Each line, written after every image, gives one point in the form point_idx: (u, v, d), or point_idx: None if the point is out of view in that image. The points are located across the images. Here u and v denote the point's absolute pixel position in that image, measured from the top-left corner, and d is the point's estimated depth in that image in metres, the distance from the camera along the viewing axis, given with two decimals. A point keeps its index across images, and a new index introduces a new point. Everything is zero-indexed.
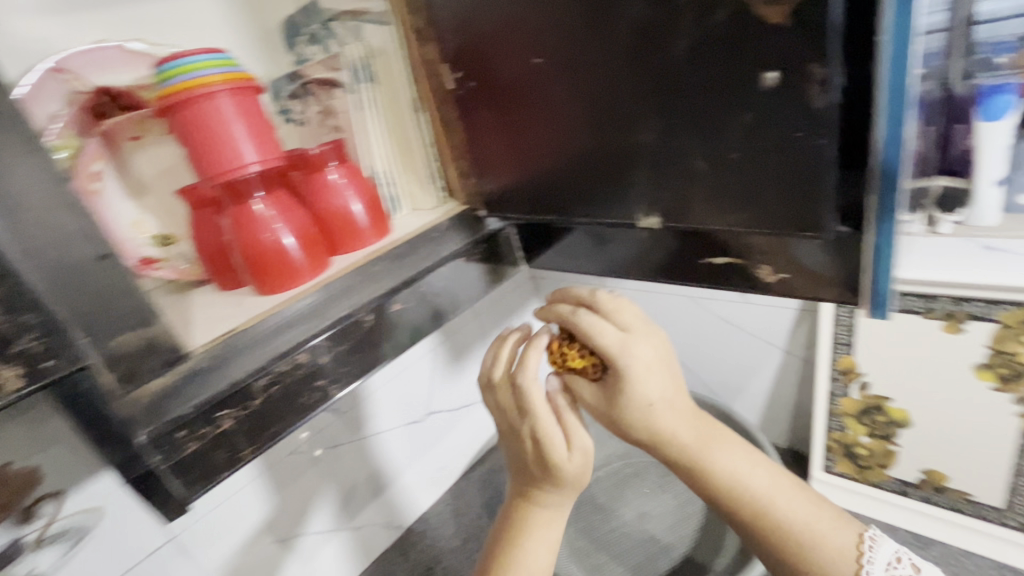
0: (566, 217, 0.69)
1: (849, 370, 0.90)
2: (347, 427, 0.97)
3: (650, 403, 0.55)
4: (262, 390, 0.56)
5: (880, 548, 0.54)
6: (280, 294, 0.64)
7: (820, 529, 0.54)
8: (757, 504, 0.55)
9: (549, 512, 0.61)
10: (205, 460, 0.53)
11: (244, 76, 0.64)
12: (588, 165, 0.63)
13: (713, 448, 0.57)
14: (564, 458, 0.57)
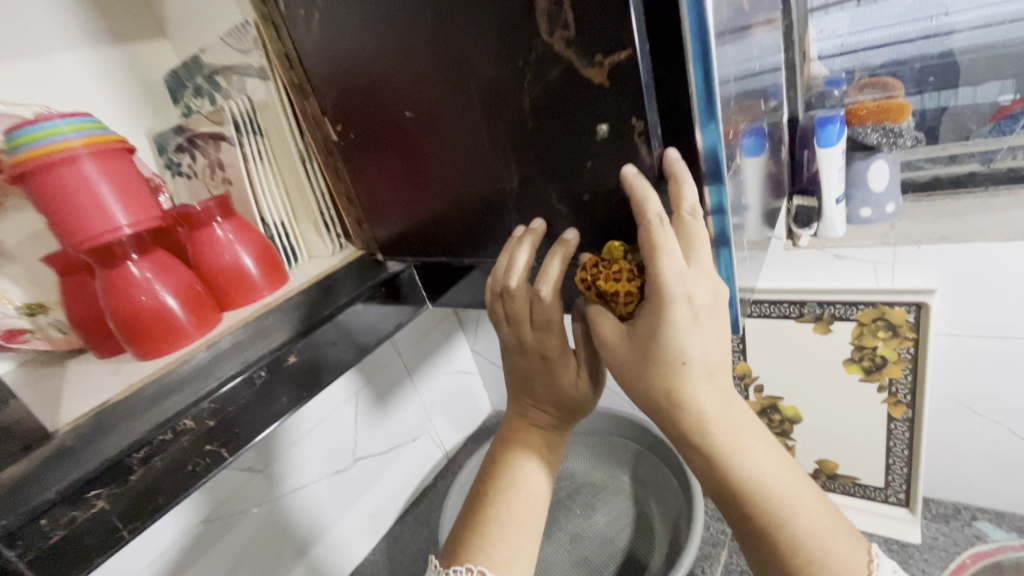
0: (456, 257, 0.68)
1: (745, 376, 1.00)
2: (263, 488, 0.98)
3: (686, 362, 0.48)
4: (142, 462, 0.51)
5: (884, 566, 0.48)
6: (160, 359, 0.59)
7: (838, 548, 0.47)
8: (777, 514, 0.47)
9: (544, 447, 0.62)
10: (74, 549, 0.46)
11: (113, 137, 0.59)
12: (469, 214, 0.62)
13: (741, 439, 0.49)
14: (573, 392, 0.60)
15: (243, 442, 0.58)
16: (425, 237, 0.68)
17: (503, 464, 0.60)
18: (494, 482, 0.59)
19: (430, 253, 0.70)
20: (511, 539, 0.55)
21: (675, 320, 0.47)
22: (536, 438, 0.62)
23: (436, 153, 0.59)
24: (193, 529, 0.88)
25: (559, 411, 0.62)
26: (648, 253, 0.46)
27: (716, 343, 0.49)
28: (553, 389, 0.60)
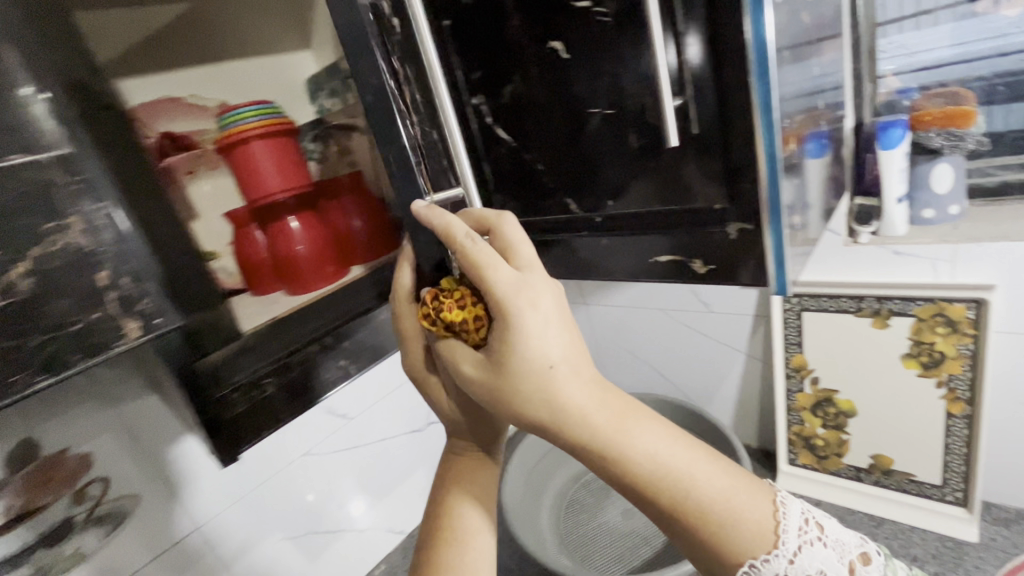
0: (540, 233, 0.81)
1: (801, 368, 1.05)
2: (351, 434, 1.17)
3: (551, 364, 0.50)
4: (297, 364, 0.69)
5: (791, 514, 0.48)
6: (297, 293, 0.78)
7: (743, 506, 0.48)
8: (679, 492, 0.48)
9: (482, 478, 0.63)
10: (250, 418, 0.65)
11: (281, 119, 0.74)
12: (549, 181, 0.77)
13: (628, 426, 0.50)
14: (470, 408, 0.64)
15: (360, 364, 0.76)
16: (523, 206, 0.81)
17: (450, 496, 0.62)
18: (447, 512, 0.60)
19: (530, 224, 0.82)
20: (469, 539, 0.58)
21: (522, 328, 0.50)
22: (470, 467, 0.64)
23: (527, 130, 0.75)
24: (297, 460, 1.08)
25: (482, 430, 0.65)
26: (476, 279, 0.51)
27: (571, 343, 0.52)
28: (459, 405, 0.63)
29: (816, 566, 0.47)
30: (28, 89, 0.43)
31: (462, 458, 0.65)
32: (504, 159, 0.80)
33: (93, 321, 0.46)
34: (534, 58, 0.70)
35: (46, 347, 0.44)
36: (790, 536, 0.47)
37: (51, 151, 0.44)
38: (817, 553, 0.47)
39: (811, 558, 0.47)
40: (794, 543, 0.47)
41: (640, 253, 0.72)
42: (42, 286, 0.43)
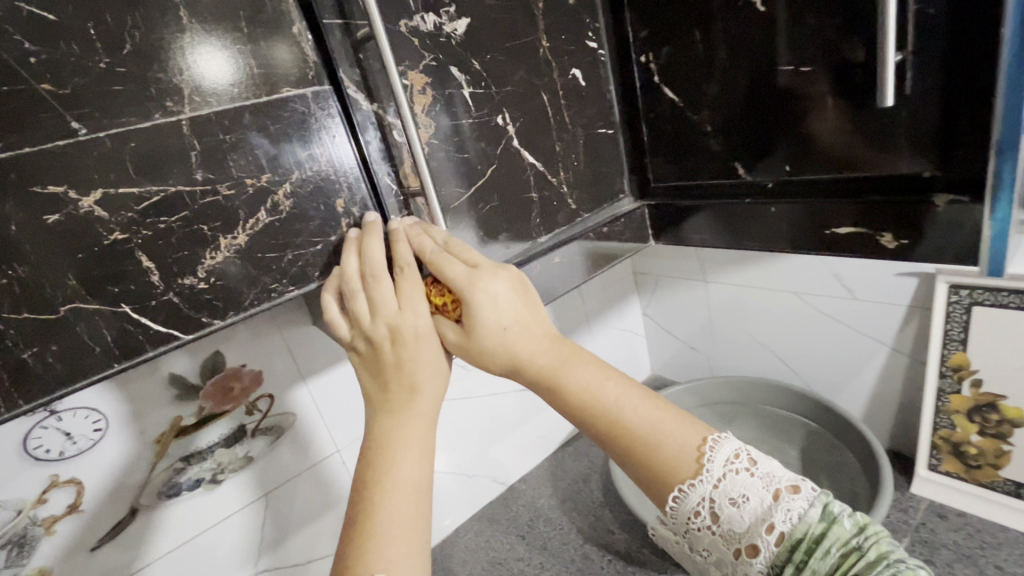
0: (701, 197, 0.81)
1: (961, 367, 0.95)
2: (471, 384, 1.24)
3: (503, 326, 0.53)
4: None
5: (721, 447, 0.48)
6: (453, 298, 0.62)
7: (669, 433, 0.50)
8: (611, 426, 0.50)
9: (415, 442, 0.48)
10: None
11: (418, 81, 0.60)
12: (715, 145, 0.75)
13: (567, 370, 0.52)
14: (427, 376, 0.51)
15: None
16: (682, 171, 0.81)
17: (373, 463, 0.47)
18: (370, 481, 0.46)
19: (693, 187, 0.81)
20: (396, 509, 0.44)
21: (479, 292, 0.51)
22: (400, 423, 0.49)
23: (697, 90, 0.74)
24: None
25: (432, 391, 0.51)
26: (432, 258, 0.53)
27: (525, 305, 0.55)
28: (415, 370, 0.51)
29: (736, 489, 0.46)
30: (297, 26, 0.46)
31: (391, 416, 0.50)
32: (667, 118, 0.79)
33: (330, 243, 0.50)
34: (717, 11, 0.67)
35: (296, 264, 0.48)
36: (712, 464, 0.47)
37: (313, 85, 0.47)
38: (738, 478, 0.47)
39: (734, 482, 0.46)
40: (718, 472, 0.47)
41: (797, 221, 0.72)
42: (298, 208, 0.47)
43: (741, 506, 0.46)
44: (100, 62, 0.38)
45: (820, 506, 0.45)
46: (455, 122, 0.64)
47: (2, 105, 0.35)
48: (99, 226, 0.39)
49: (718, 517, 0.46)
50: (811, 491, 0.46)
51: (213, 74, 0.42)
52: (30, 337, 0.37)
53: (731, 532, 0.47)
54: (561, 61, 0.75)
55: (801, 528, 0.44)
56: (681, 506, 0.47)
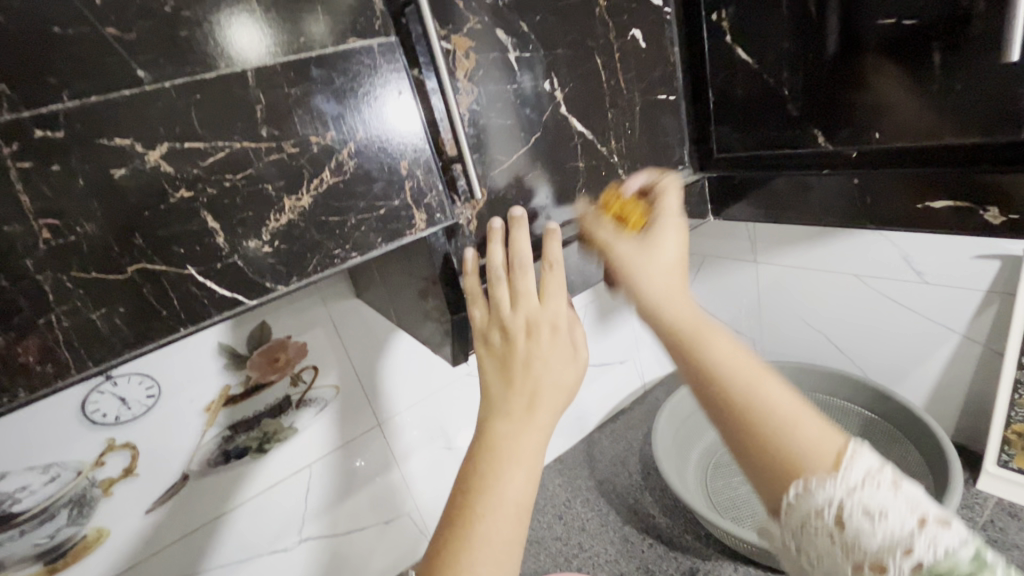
0: (771, 168, 0.75)
1: None
2: None
3: (671, 260, 0.55)
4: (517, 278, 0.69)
5: (865, 458, 0.41)
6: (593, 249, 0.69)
7: (805, 426, 0.43)
8: (736, 392, 0.44)
9: (523, 451, 0.45)
10: None
11: (464, 43, 0.55)
12: (794, 111, 0.69)
13: (704, 330, 0.48)
14: (549, 378, 0.49)
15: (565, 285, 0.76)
16: (751, 139, 0.75)
17: (473, 467, 0.45)
18: (468, 485, 0.44)
19: (763, 157, 0.75)
20: (498, 518, 0.42)
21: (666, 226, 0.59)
22: (511, 426, 0.46)
23: (776, 49, 0.68)
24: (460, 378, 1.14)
25: (551, 401, 0.48)
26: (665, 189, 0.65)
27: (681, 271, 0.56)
28: (539, 372, 0.49)
29: (872, 502, 0.39)
30: None
31: (503, 417, 0.47)
32: (738, 81, 0.73)
33: (393, 208, 0.47)
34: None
35: (359, 229, 0.46)
36: (850, 470, 0.40)
37: (379, 36, 0.44)
38: (876, 491, 0.39)
39: (871, 494, 0.39)
40: (855, 478, 0.40)
41: (881, 193, 0.66)
42: (362, 169, 0.45)
43: (877, 520, 0.39)
44: (165, 5, 0.35)
45: (972, 548, 0.37)
46: (511, 86, 0.59)
47: (66, 50, 0.33)
48: (165, 183, 0.37)
49: (845, 526, 0.40)
50: (967, 535, 0.38)
51: (247, 45, 0.38)
52: (96, 299, 0.36)
53: (852, 545, 0.40)
54: (618, 21, 0.67)
55: (948, 566, 0.37)
56: (803, 497, 0.41)
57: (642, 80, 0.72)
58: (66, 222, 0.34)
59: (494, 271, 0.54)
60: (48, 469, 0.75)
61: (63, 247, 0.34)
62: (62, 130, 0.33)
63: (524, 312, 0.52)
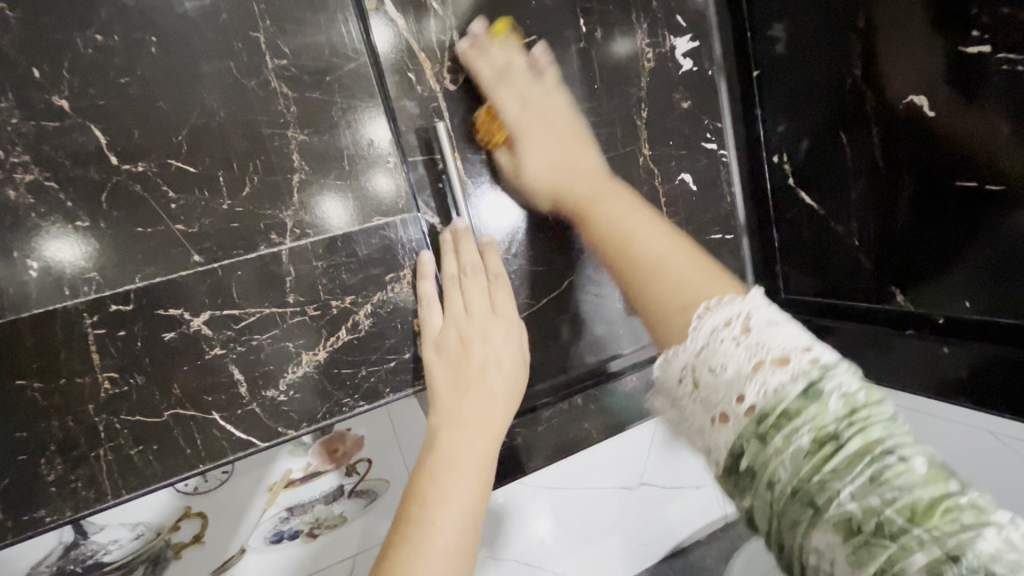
0: (843, 312, 0.67)
1: None
2: None
3: (535, 167, 0.54)
4: (548, 418, 0.64)
5: (717, 309, 0.33)
6: (547, 145, 0.53)
7: (672, 270, 0.39)
8: (622, 254, 0.42)
9: (471, 458, 0.39)
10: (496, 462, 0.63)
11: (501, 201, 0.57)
12: (866, 261, 0.62)
13: (602, 202, 0.49)
14: (495, 385, 0.43)
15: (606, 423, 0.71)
16: (825, 283, 0.68)
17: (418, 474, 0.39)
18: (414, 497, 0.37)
19: (840, 306, 0.67)
20: (449, 534, 0.36)
21: (530, 127, 0.53)
22: (464, 437, 0.40)
23: (845, 197, 0.62)
24: None
25: (501, 403, 0.42)
26: (491, 83, 0.52)
27: (568, 146, 0.54)
28: (487, 375, 0.43)
29: (714, 356, 0.32)
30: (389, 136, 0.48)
31: (456, 424, 0.41)
32: (805, 224, 0.68)
33: (404, 361, 0.50)
34: (874, 119, 0.56)
35: (369, 380, 0.49)
36: (696, 329, 0.33)
37: (403, 212, 0.49)
38: (720, 346, 0.32)
39: (716, 351, 0.32)
40: (701, 339, 0.33)
41: (978, 368, 0.55)
42: (377, 327, 0.49)
43: (717, 373, 0.31)
44: (223, 204, 0.44)
45: (806, 382, 0.28)
46: (546, 237, 0.59)
47: (146, 243, 0.42)
48: (204, 342, 0.44)
49: (699, 386, 0.32)
50: (808, 364, 0.28)
51: (381, 133, 0.48)
52: (136, 438, 0.43)
53: (706, 399, 0.32)
54: (664, 167, 0.67)
55: (770, 404, 0.28)
56: (665, 373, 0.35)
57: (694, 220, 0.70)
58: (124, 374, 0.42)
59: (450, 274, 0.48)
60: (132, 529, 0.62)
61: (119, 394, 0.42)
62: (131, 304, 0.42)
63: (480, 321, 0.45)
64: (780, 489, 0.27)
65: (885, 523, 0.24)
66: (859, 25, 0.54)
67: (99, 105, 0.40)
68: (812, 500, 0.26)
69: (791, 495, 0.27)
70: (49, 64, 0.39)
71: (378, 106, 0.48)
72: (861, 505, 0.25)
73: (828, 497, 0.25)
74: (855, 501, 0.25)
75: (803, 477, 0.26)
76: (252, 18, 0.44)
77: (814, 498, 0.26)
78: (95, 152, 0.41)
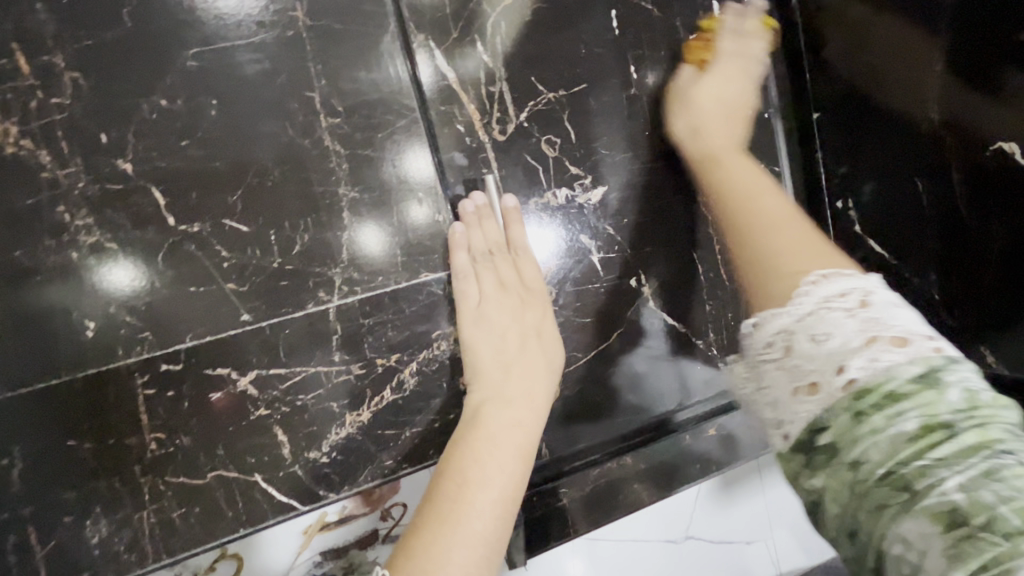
0: None
1: None
2: None
3: (706, 101, 0.51)
4: None
5: (829, 280, 0.31)
6: (733, 87, 0.51)
7: (793, 249, 0.35)
8: (736, 207, 0.40)
9: (515, 443, 0.39)
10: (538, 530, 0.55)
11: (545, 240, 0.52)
12: (950, 320, 0.54)
13: (718, 165, 0.46)
14: (537, 362, 0.45)
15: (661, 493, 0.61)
16: None
17: (456, 453, 0.38)
18: (452, 471, 0.36)
19: None
20: (487, 517, 0.34)
21: (728, 61, 0.52)
22: (507, 416, 0.40)
23: (924, 249, 0.55)
24: None
25: (542, 381, 0.44)
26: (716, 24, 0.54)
27: (752, 96, 0.52)
28: (529, 356, 0.45)
29: (821, 324, 0.30)
30: (433, 168, 0.47)
31: (504, 406, 0.41)
32: None
33: (448, 421, 0.48)
34: (957, 164, 0.50)
35: (412, 442, 0.47)
36: (804, 295, 0.31)
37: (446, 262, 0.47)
38: (829, 314, 0.30)
39: (823, 318, 0.30)
40: (808, 305, 0.31)
41: None
42: (421, 386, 0.47)
43: (820, 342, 0.29)
44: (274, 261, 0.43)
45: (923, 368, 0.26)
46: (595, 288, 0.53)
47: (198, 302, 0.42)
48: (249, 403, 0.43)
49: (792, 352, 0.30)
50: (931, 352, 0.27)
51: (423, 165, 0.47)
52: (179, 499, 0.42)
53: (795, 369, 0.30)
54: None
55: (879, 381, 0.26)
56: (756, 331, 0.33)
57: None
58: (170, 435, 0.42)
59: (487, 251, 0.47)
60: None
61: (165, 455, 0.42)
62: (181, 363, 0.42)
63: (518, 293, 0.47)
64: (868, 471, 0.25)
65: (995, 521, 0.22)
66: (938, 68, 0.49)
67: (160, 167, 0.41)
68: (910, 484, 0.24)
69: (881, 478, 0.25)
70: (116, 129, 0.41)
71: (421, 140, 0.47)
72: (970, 499, 0.23)
73: (931, 485, 0.24)
74: (964, 492, 0.23)
75: (901, 461, 0.24)
76: (309, 78, 0.44)
77: (912, 483, 0.24)
78: (153, 212, 0.41)
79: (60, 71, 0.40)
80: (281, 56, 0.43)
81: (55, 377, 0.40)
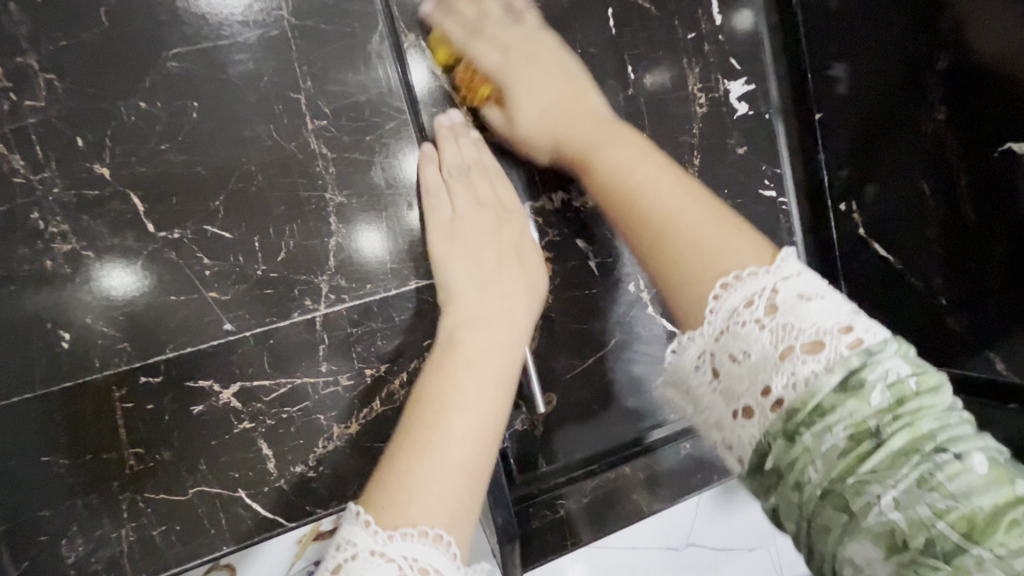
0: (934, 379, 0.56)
1: None
2: None
3: (535, 117, 0.44)
4: None
5: (738, 285, 0.28)
6: (543, 97, 0.44)
7: (695, 246, 0.31)
8: (626, 202, 0.35)
9: (494, 363, 0.35)
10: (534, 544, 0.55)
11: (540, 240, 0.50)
12: (957, 326, 0.53)
13: (600, 150, 0.39)
14: (517, 279, 0.41)
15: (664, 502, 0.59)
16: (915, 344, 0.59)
17: (418, 397, 0.34)
18: (418, 406, 0.33)
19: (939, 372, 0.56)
20: (466, 443, 0.31)
21: (512, 78, 0.45)
22: (483, 333, 0.37)
23: (931, 253, 0.53)
24: None
25: (522, 296, 0.40)
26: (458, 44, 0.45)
27: (570, 81, 0.45)
28: (509, 275, 0.41)
29: (736, 340, 0.28)
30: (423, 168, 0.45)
31: (481, 325, 0.37)
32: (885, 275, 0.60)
33: None
34: (961, 170, 0.48)
35: None
36: (715, 310, 0.29)
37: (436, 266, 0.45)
38: (741, 329, 0.28)
39: (736, 332, 0.28)
40: (720, 321, 0.29)
41: None
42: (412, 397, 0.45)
43: (739, 358, 0.27)
44: (258, 269, 0.42)
45: (843, 374, 0.24)
46: (591, 294, 0.52)
47: (179, 312, 0.40)
48: (232, 416, 0.41)
49: (720, 373, 0.29)
50: (847, 351, 0.25)
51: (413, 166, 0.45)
52: (160, 517, 0.41)
53: (727, 389, 0.28)
54: None
55: (803, 396, 0.25)
56: (681, 355, 0.31)
57: None
58: (150, 450, 0.40)
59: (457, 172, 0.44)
60: None
61: (145, 471, 0.40)
62: (160, 375, 0.40)
63: (493, 211, 0.44)
64: (809, 491, 0.24)
65: (935, 538, 0.21)
66: (940, 68, 0.47)
67: (139, 173, 0.40)
68: (848, 503, 0.23)
69: (822, 498, 0.24)
70: (92, 133, 0.39)
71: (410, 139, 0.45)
72: (907, 515, 0.22)
73: (868, 504, 0.23)
74: (901, 508, 0.22)
75: (836, 479, 0.23)
76: (294, 80, 0.43)
77: (850, 501, 0.23)
78: (132, 219, 0.40)
79: (35, 73, 0.38)
80: (265, 57, 0.42)
81: (29, 392, 0.39)
